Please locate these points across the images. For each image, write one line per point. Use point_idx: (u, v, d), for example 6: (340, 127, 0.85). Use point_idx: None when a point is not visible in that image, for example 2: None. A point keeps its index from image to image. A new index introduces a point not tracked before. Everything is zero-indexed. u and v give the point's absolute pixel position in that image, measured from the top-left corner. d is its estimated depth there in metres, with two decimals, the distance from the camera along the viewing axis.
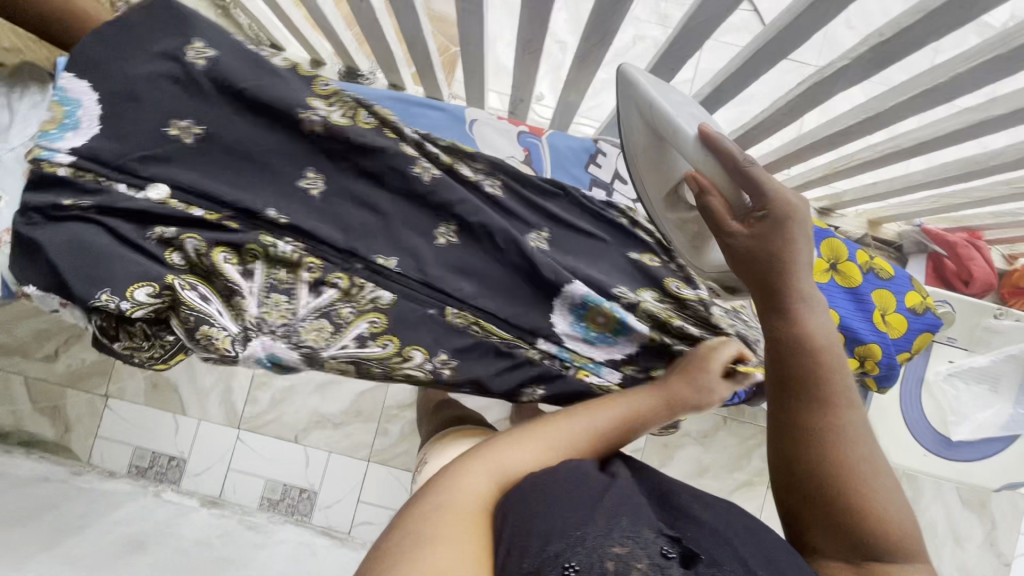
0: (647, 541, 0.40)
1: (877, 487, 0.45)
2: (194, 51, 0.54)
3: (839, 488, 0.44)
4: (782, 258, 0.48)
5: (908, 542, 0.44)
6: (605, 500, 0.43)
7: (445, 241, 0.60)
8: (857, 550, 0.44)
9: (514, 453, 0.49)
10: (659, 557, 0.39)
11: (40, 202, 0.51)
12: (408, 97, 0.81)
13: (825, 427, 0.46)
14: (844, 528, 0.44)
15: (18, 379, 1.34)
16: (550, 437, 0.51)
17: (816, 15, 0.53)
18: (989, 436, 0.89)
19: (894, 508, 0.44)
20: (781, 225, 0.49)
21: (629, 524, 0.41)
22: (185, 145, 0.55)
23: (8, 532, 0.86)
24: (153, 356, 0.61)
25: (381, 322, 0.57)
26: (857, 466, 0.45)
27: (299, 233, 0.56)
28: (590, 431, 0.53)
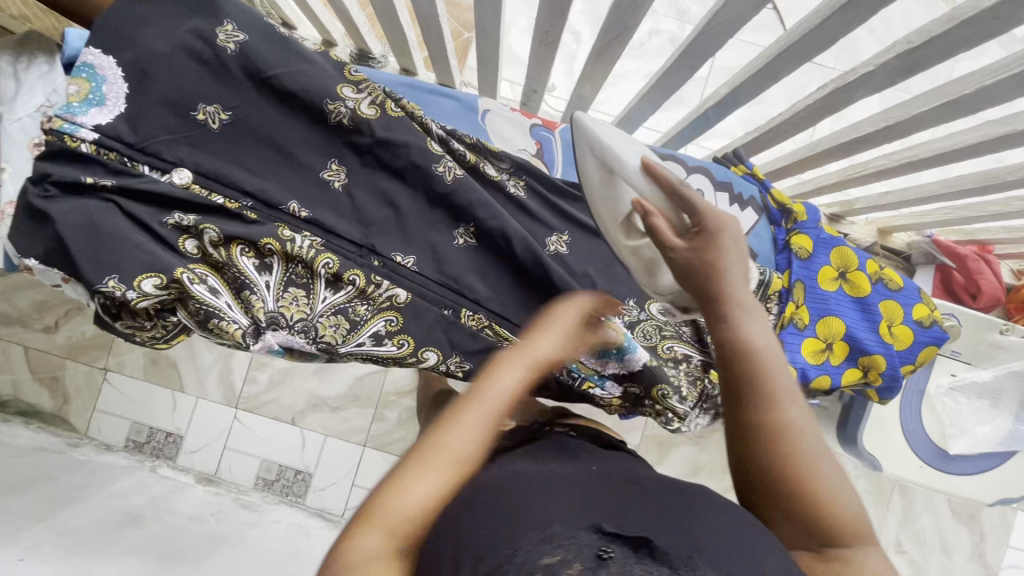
0: (579, 540, 0.34)
1: (824, 475, 0.46)
2: (225, 34, 0.60)
3: (796, 480, 0.46)
4: (716, 267, 0.51)
5: (861, 521, 0.46)
6: (538, 501, 0.38)
7: (465, 244, 0.66)
8: (820, 538, 0.45)
9: (406, 501, 0.39)
10: (594, 559, 0.33)
11: (61, 177, 0.55)
12: (421, 84, 0.79)
13: (773, 421, 0.47)
14: (807, 518, 0.45)
15: (18, 349, 1.34)
16: (442, 463, 0.42)
17: (844, 20, 0.52)
18: (985, 451, 0.87)
19: (841, 493, 0.46)
20: (715, 237, 0.52)
21: (561, 524, 0.36)
22: (210, 128, 0.60)
23: (5, 500, 0.86)
24: (155, 335, 0.62)
25: (396, 321, 0.62)
26: (807, 456, 0.46)
27: (319, 229, 0.62)
28: (487, 429, 0.45)
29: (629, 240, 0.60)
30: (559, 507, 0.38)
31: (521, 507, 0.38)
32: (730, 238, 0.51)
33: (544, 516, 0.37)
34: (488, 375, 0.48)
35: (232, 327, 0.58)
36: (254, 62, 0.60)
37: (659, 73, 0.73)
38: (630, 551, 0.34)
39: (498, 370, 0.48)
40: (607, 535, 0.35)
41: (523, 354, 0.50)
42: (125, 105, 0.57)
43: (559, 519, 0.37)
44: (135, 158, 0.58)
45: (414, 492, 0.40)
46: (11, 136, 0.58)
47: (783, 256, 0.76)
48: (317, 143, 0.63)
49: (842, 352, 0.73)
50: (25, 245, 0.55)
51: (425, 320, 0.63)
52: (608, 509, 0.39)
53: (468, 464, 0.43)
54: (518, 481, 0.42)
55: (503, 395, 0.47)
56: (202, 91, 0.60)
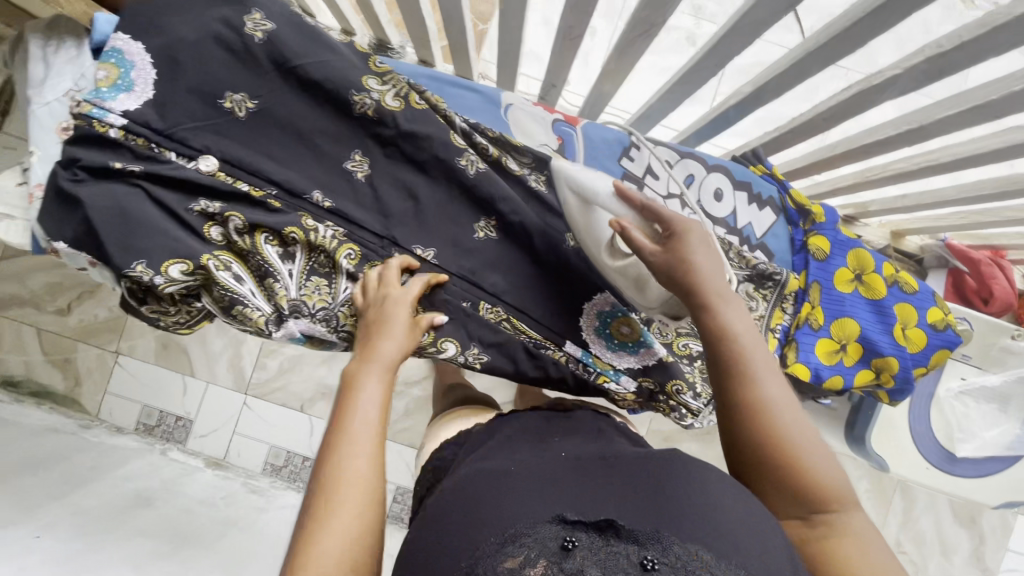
0: (544, 535, 0.37)
1: (804, 447, 0.48)
2: (253, 23, 0.60)
3: (777, 451, 0.48)
4: (689, 264, 0.53)
5: (842, 485, 0.47)
6: (503, 498, 0.41)
7: (484, 238, 0.67)
8: (804, 505, 0.47)
9: (327, 538, 0.40)
10: (558, 552, 0.35)
11: (90, 161, 0.55)
12: (443, 76, 0.78)
13: (749, 398, 0.50)
14: (790, 487, 0.47)
15: (31, 330, 1.35)
16: (346, 491, 0.43)
17: (875, 22, 0.52)
18: (992, 454, 0.89)
19: (822, 462, 0.48)
20: (681, 236, 0.54)
21: (525, 520, 0.39)
22: (236, 116, 0.61)
23: (20, 478, 0.88)
24: (179, 321, 0.62)
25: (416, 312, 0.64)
26: (786, 427, 0.48)
27: (342, 220, 0.63)
28: (375, 437, 0.47)
29: (614, 261, 0.61)
30: (522, 498, 0.41)
31: (488, 505, 0.41)
32: (697, 235, 0.55)
33: (511, 512, 0.40)
34: (348, 395, 0.50)
35: (255, 315, 0.59)
36: (281, 51, 0.60)
37: (680, 72, 0.73)
38: (594, 537, 0.37)
39: (355, 386, 0.50)
40: (570, 524, 0.38)
41: (373, 361, 0.53)
42: (153, 92, 0.58)
43: (524, 514, 0.39)
44: (162, 144, 0.58)
45: (333, 527, 0.41)
46: (41, 122, 0.59)
47: (800, 256, 0.77)
48: (341, 134, 0.64)
49: (855, 354, 0.73)
50: (53, 229, 0.56)
51: (445, 315, 0.64)
52: (571, 495, 0.42)
53: (371, 479, 0.44)
54: (484, 476, 0.45)
55: (373, 402, 0.50)
56: (229, 79, 0.60)
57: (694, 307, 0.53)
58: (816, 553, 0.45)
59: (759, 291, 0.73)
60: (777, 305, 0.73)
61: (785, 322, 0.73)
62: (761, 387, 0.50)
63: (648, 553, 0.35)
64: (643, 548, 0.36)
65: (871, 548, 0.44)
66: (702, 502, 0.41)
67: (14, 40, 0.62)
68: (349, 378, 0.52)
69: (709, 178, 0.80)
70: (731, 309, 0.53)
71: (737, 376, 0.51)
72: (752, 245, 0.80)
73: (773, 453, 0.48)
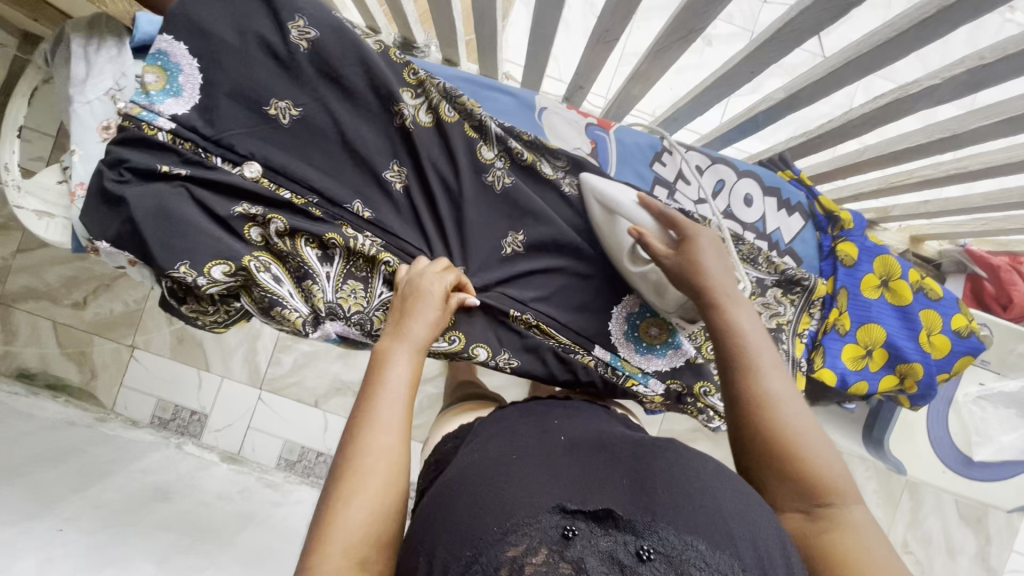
0: (545, 523, 0.37)
1: (809, 441, 0.47)
2: (298, 30, 0.59)
3: (784, 441, 0.47)
4: (697, 264, 0.56)
5: (845, 480, 0.46)
6: (500, 489, 0.41)
7: (512, 251, 0.68)
8: (804, 497, 0.45)
9: (350, 516, 0.41)
10: (559, 540, 0.36)
11: (137, 162, 0.56)
12: (478, 78, 0.78)
13: (750, 387, 0.50)
14: (794, 481, 0.46)
15: (46, 324, 1.35)
16: (372, 469, 0.43)
17: (921, 34, 0.52)
18: (1010, 459, 0.90)
19: (826, 459, 0.47)
20: (692, 239, 0.58)
21: (525, 510, 0.38)
22: (281, 123, 0.61)
23: (42, 470, 0.88)
24: (217, 319, 0.63)
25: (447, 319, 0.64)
26: (786, 421, 0.48)
27: (380, 229, 0.63)
28: (404, 417, 0.47)
29: (636, 267, 0.64)
30: (520, 487, 0.41)
31: (488, 495, 0.41)
32: (706, 241, 0.58)
33: (512, 498, 0.40)
34: (378, 370, 0.49)
35: (293, 315, 0.59)
36: (326, 62, 0.60)
37: (711, 78, 0.73)
38: (593, 526, 0.37)
39: (386, 363, 0.49)
40: (570, 513, 0.38)
41: (403, 339, 0.52)
42: (199, 97, 0.58)
43: (524, 503, 0.39)
44: (208, 150, 0.59)
45: (356, 506, 0.41)
46: (82, 120, 0.59)
47: (828, 262, 0.78)
48: (381, 143, 0.64)
49: (880, 359, 0.74)
50: (97, 227, 0.56)
51: (475, 328, 0.64)
52: (570, 481, 0.42)
53: (397, 458, 0.44)
54: (477, 471, 0.45)
55: (402, 380, 0.48)
56: (273, 82, 0.60)
57: (703, 306, 0.55)
58: (812, 549, 0.43)
59: (787, 296, 0.73)
60: (804, 311, 0.73)
61: (812, 327, 0.74)
62: (763, 381, 0.50)
63: (645, 543, 0.36)
64: (641, 537, 0.36)
65: (873, 547, 0.42)
66: (701, 490, 0.40)
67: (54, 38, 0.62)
68: (379, 354, 0.50)
69: (739, 183, 0.80)
70: (739, 311, 0.54)
71: (741, 370, 0.51)
72: (781, 251, 0.80)
73: (777, 445, 0.47)
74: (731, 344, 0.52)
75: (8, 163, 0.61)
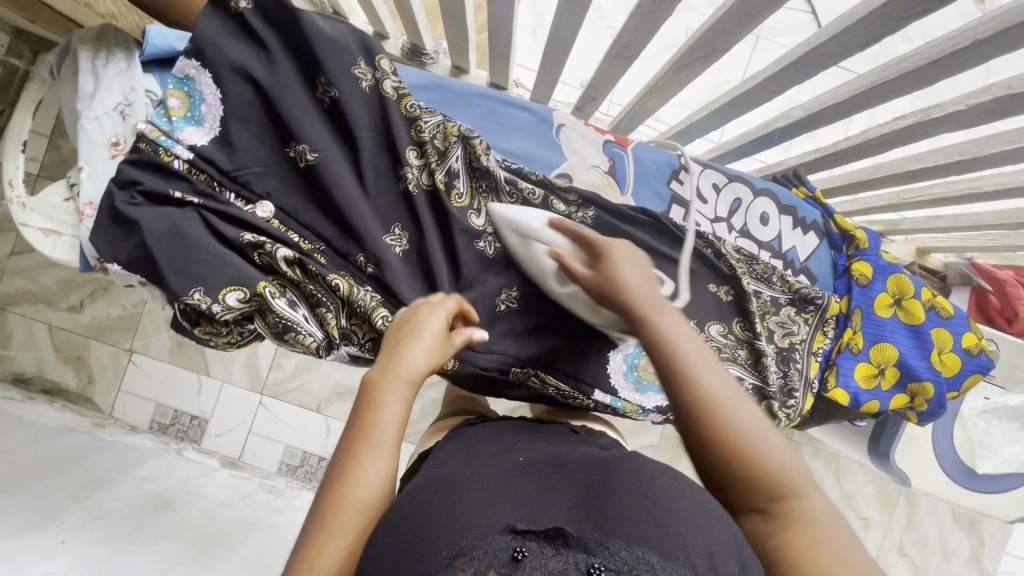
0: (494, 546, 0.35)
1: (754, 440, 0.45)
2: (321, 87, 0.60)
3: (737, 445, 0.45)
4: (620, 283, 0.52)
5: (787, 464, 0.45)
6: (452, 511, 0.40)
7: (505, 309, 0.66)
8: (758, 495, 0.44)
9: (321, 571, 0.40)
10: (508, 563, 0.34)
11: (151, 187, 0.56)
12: (496, 96, 0.79)
13: (695, 395, 0.47)
14: (748, 484, 0.45)
15: (41, 327, 1.30)
16: (347, 522, 0.43)
17: (951, 64, 0.52)
18: (1012, 472, 0.92)
19: (772, 453, 0.45)
20: (605, 251, 0.55)
21: (476, 532, 0.37)
22: (297, 165, 0.60)
23: (41, 480, 0.85)
24: (230, 341, 0.61)
25: (453, 362, 0.63)
26: (733, 424, 0.46)
27: (381, 287, 0.62)
28: (387, 468, 0.46)
29: (563, 290, 0.61)
30: (471, 507, 0.40)
31: (439, 522, 0.40)
32: (622, 251, 0.55)
33: (461, 525, 0.38)
34: (366, 411, 0.48)
35: (308, 340, 0.58)
36: (345, 120, 0.60)
37: (732, 95, 0.72)
38: (545, 546, 0.36)
39: (374, 406, 0.48)
40: (520, 534, 0.36)
41: (395, 374, 0.49)
42: (219, 128, 0.58)
43: (473, 528, 0.38)
44: (223, 184, 0.59)
45: (325, 562, 0.41)
46: (89, 137, 0.57)
47: (842, 281, 0.78)
48: (384, 205, 0.63)
49: (892, 377, 0.74)
50: (109, 250, 0.55)
51: (470, 379, 0.65)
52: (525, 502, 0.41)
53: (373, 510, 0.44)
54: (437, 486, 0.45)
55: (391, 428, 0.47)
56: (288, 100, 0.58)
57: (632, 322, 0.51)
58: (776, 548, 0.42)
59: (800, 314, 0.74)
60: (818, 329, 0.74)
61: (826, 345, 0.74)
62: (703, 390, 0.47)
63: (595, 560, 0.34)
64: (592, 555, 0.35)
65: (829, 528, 0.43)
66: (662, 506, 0.41)
67: (62, 49, 0.60)
68: (369, 387, 0.49)
69: (755, 202, 0.81)
70: (672, 318, 0.51)
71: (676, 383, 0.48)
72: (796, 269, 0.81)
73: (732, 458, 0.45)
74: (665, 358, 0.48)
75: (12, 179, 0.59)
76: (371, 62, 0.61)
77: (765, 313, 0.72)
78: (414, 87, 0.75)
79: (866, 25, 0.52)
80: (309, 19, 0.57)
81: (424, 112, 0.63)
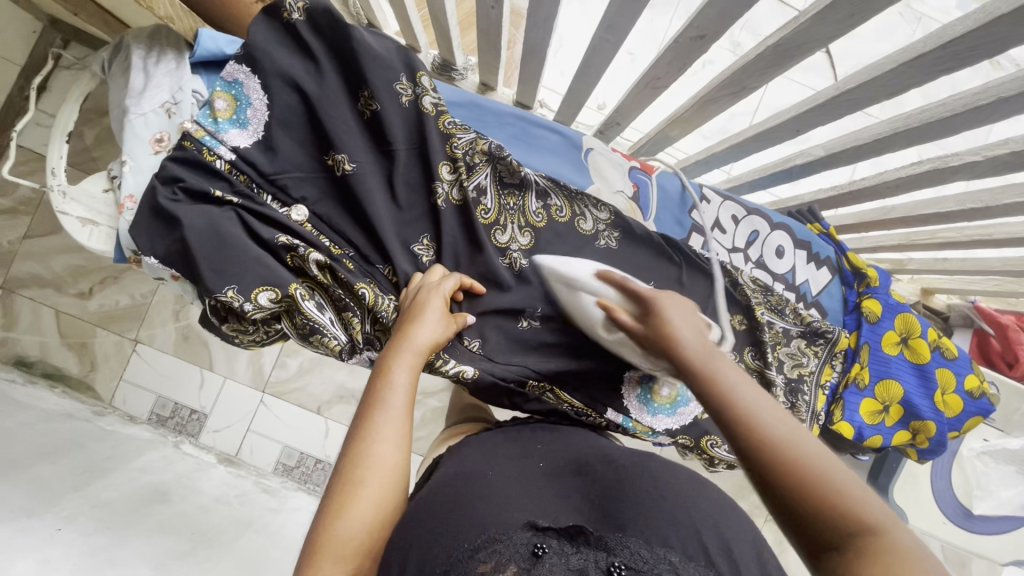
0: (515, 540, 0.36)
1: (825, 469, 0.38)
2: (364, 101, 0.62)
3: (822, 489, 0.37)
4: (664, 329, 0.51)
5: (869, 503, 0.36)
6: (476, 509, 0.41)
7: (528, 325, 0.68)
8: (830, 530, 0.36)
9: (349, 524, 0.43)
10: (528, 557, 0.34)
11: (193, 183, 0.57)
12: (530, 117, 0.81)
13: (742, 421, 0.42)
14: (819, 513, 0.37)
15: (46, 311, 1.28)
16: (369, 477, 0.45)
17: (974, 117, 0.55)
18: (1007, 515, 0.97)
19: (853, 490, 0.37)
20: (655, 304, 0.52)
21: (498, 526, 0.38)
22: (335, 173, 0.62)
23: (40, 466, 0.84)
24: (255, 338, 0.63)
25: (471, 371, 0.63)
26: (793, 447, 0.39)
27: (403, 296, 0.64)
28: (403, 426, 0.49)
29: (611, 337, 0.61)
30: (493, 505, 0.41)
31: (460, 518, 0.41)
32: (673, 306, 0.53)
33: (484, 520, 0.39)
34: (380, 380, 0.51)
35: (333, 343, 0.59)
36: (384, 133, 0.62)
37: (755, 131, 0.74)
38: (565, 544, 0.36)
39: (388, 375, 0.51)
40: (541, 532, 0.37)
41: (405, 347, 0.54)
42: (263, 132, 0.60)
43: (496, 521, 0.39)
44: (262, 186, 0.60)
45: (354, 513, 0.43)
46: (135, 131, 0.59)
47: (852, 317, 0.81)
48: (413, 217, 0.65)
49: (896, 415, 0.76)
50: (146, 242, 0.56)
51: (487, 389, 0.65)
52: (546, 504, 0.42)
53: (395, 468, 0.47)
54: (460, 485, 0.46)
55: (400, 393, 0.50)
56: (331, 110, 0.60)
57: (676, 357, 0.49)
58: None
59: (811, 347, 0.75)
60: (827, 362, 0.75)
61: (833, 378, 0.76)
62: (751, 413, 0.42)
63: (616, 559, 0.33)
64: (612, 554, 0.35)
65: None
66: (677, 506, 0.41)
67: (115, 47, 0.63)
68: (383, 362, 0.53)
69: (772, 235, 0.84)
70: (721, 362, 0.47)
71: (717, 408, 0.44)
72: (807, 302, 0.83)
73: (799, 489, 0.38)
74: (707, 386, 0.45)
75: (54, 168, 0.61)
76: (412, 78, 0.63)
77: (777, 344, 0.73)
78: (451, 104, 0.77)
79: (894, 77, 0.54)
80: (358, 33, 0.60)
81: (459, 129, 0.66)
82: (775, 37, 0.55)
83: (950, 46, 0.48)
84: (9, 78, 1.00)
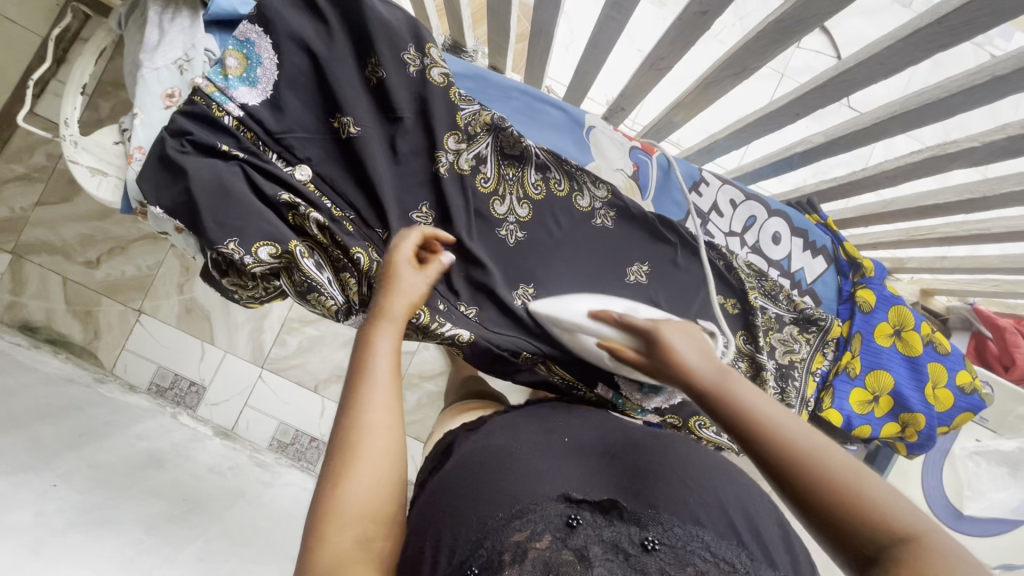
0: (548, 511, 0.38)
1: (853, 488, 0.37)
2: (370, 69, 0.63)
3: (883, 532, 0.34)
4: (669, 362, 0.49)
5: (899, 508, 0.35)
6: (506, 475, 0.42)
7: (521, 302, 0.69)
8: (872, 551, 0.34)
9: (355, 489, 0.40)
10: (563, 528, 0.37)
11: (202, 138, 0.58)
12: (534, 92, 0.82)
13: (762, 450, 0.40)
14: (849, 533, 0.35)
15: (53, 277, 1.30)
16: (367, 440, 0.42)
17: (971, 97, 0.56)
18: (997, 516, 0.96)
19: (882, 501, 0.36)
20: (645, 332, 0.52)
21: (529, 495, 0.40)
22: (340, 135, 0.63)
23: (40, 424, 0.84)
24: (254, 294, 0.65)
25: (467, 335, 0.63)
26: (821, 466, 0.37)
27: None
28: (392, 388, 0.45)
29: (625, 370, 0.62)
30: (521, 474, 0.43)
31: (491, 484, 0.42)
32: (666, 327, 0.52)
33: (514, 490, 0.40)
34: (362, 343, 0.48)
35: (329, 302, 0.60)
36: (389, 101, 0.64)
37: (756, 116, 0.75)
38: (599, 516, 0.39)
39: (369, 341, 0.47)
40: (574, 502, 0.39)
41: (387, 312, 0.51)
42: (273, 91, 0.61)
43: (527, 489, 0.40)
44: (267, 144, 0.62)
45: (359, 480, 0.41)
46: (147, 86, 0.60)
47: (846, 306, 0.81)
48: (413, 183, 0.66)
49: (886, 406, 0.77)
50: (154, 193, 0.57)
51: (480, 355, 0.66)
52: (576, 476, 0.43)
53: (392, 427, 0.44)
54: (484, 456, 0.47)
55: (384, 355, 0.47)
56: (341, 75, 0.62)
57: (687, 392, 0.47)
58: None
59: (803, 334, 0.76)
60: (819, 350, 0.76)
61: (824, 366, 0.77)
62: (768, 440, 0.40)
63: (649, 534, 0.37)
64: (644, 529, 0.37)
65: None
66: (705, 481, 0.42)
67: (133, 3, 0.65)
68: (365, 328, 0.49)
69: (770, 221, 0.84)
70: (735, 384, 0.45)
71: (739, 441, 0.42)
72: (802, 290, 0.84)
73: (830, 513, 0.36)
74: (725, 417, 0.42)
75: (68, 118, 0.63)
76: (421, 49, 0.64)
77: (770, 329, 0.74)
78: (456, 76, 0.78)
79: (893, 54, 0.55)
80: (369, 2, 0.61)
81: (462, 101, 0.67)
82: (773, 15, 0.56)
83: (945, 21, 0.49)
84: (31, 46, 1.03)
